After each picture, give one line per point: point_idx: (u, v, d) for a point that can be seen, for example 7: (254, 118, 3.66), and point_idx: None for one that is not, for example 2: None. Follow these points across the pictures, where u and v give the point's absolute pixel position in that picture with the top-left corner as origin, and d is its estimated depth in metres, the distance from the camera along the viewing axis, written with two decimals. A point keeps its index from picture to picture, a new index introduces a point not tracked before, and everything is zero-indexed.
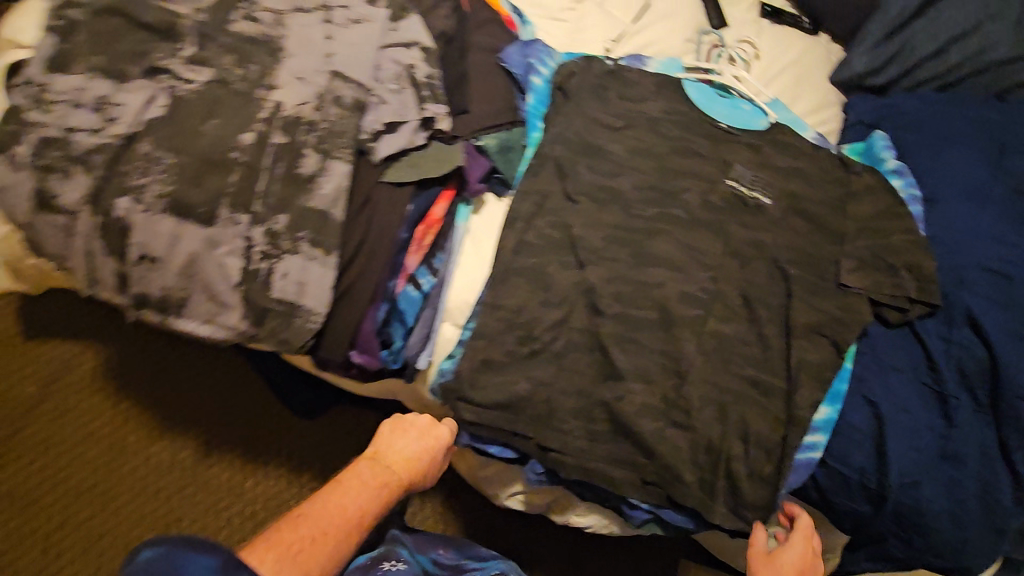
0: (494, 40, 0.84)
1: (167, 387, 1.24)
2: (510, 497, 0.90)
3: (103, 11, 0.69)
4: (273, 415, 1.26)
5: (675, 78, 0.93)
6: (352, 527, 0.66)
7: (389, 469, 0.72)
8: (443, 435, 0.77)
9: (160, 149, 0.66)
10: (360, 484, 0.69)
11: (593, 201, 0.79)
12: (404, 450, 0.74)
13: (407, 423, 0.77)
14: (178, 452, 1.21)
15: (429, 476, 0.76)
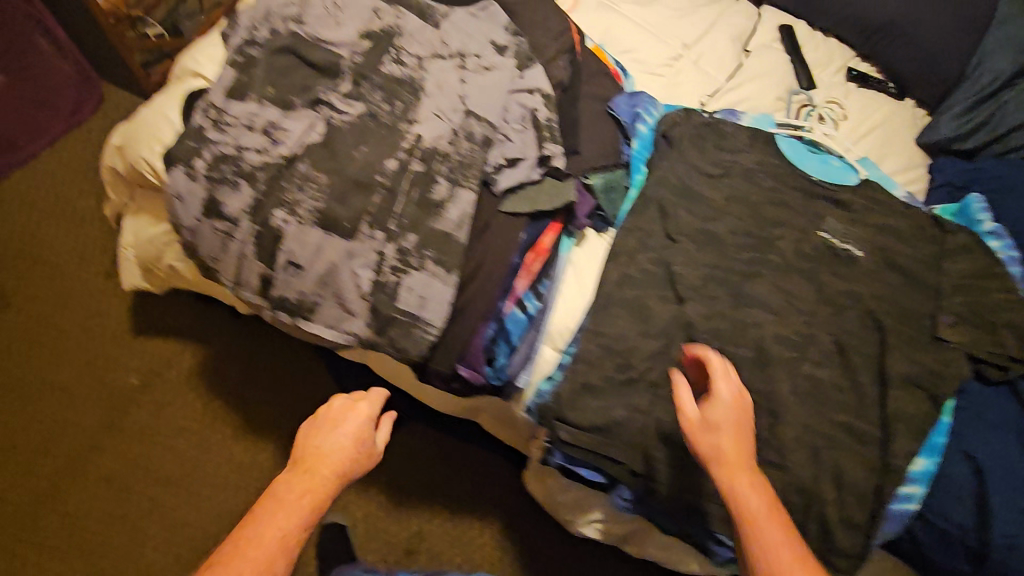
0: (604, 90, 0.92)
1: (255, 389, 1.31)
2: (587, 524, 0.93)
3: (276, 49, 0.79)
4: None
5: (768, 132, 0.98)
6: (279, 550, 0.60)
7: (308, 476, 0.66)
8: (362, 410, 0.72)
9: (316, 170, 0.75)
10: (278, 506, 0.63)
11: (692, 242, 0.84)
12: (327, 445, 0.69)
13: (320, 419, 0.72)
14: (258, 453, 1.27)
15: (366, 458, 0.71)
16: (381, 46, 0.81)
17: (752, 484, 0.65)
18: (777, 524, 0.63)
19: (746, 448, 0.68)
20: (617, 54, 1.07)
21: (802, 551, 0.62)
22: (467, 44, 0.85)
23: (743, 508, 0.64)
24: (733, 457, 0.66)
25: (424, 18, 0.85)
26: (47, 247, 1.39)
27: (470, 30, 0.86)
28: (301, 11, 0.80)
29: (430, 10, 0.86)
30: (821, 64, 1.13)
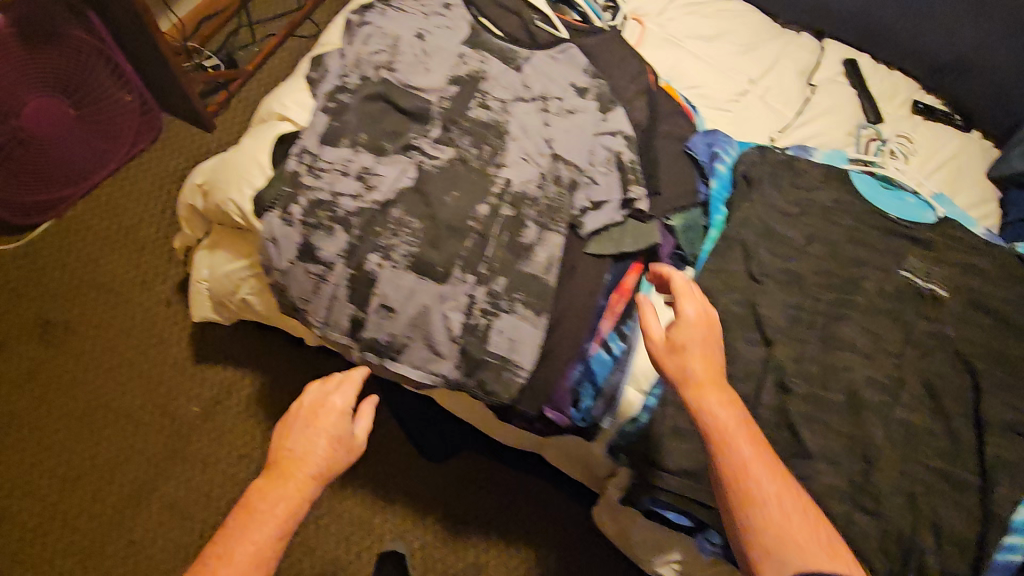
0: (680, 129, 0.92)
1: None
2: (664, 564, 0.91)
3: (368, 96, 0.80)
4: (402, 454, 1.31)
5: (842, 169, 0.98)
6: (252, 564, 0.61)
7: (278, 484, 0.66)
8: (335, 405, 0.72)
9: (409, 215, 0.76)
10: (250, 519, 0.64)
11: (776, 283, 0.84)
12: (301, 449, 0.69)
13: (294, 417, 0.72)
14: None
15: (344, 454, 0.71)
16: (468, 91, 0.83)
17: (722, 401, 0.68)
18: (746, 437, 0.67)
19: (716, 367, 0.71)
20: (683, 90, 1.08)
21: (770, 459, 0.66)
22: (548, 86, 0.87)
23: (711, 418, 0.67)
24: (700, 373, 0.70)
25: (507, 63, 0.87)
26: (110, 277, 1.41)
27: (552, 73, 0.87)
28: (391, 57, 0.82)
29: (513, 54, 0.87)
30: (887, 96, 1.12)
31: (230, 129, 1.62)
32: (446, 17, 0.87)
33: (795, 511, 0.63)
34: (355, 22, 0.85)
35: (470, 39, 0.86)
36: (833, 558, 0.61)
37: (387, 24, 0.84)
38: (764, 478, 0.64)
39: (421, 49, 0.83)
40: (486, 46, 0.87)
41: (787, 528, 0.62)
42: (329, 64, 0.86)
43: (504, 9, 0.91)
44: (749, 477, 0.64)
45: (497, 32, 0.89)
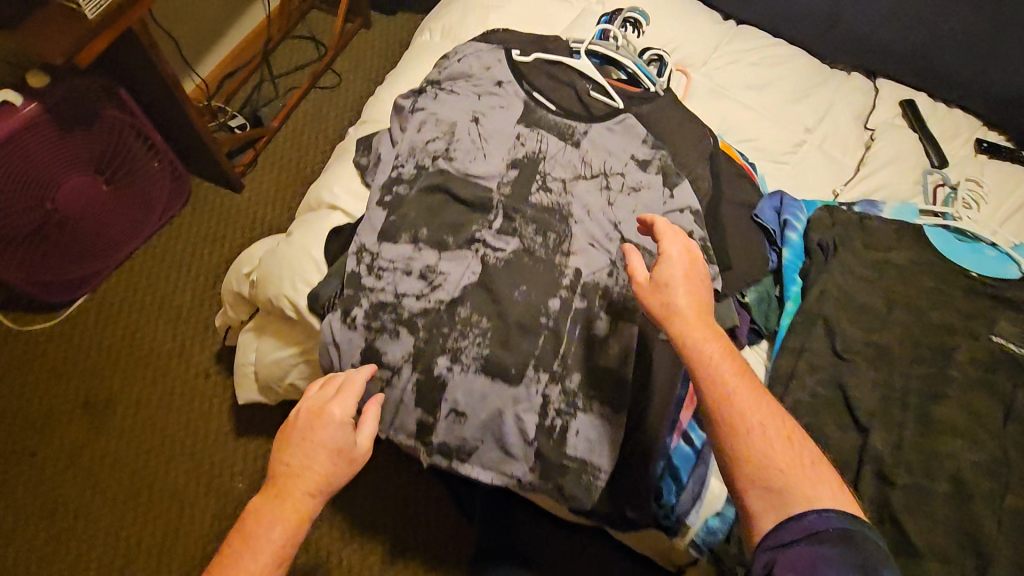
0: (746, 195, 0.88)
1: (359, 488, 1.28)
2: None
3: (426, 188, 0.77)
4: (450, 522, 1.27)
5: (915, 224, 0.93)
6: None
7: (275, 506, 0.61)
8: (333, 416, 0.65)
9: (477, 314, 0.73)
10: (244, 548, 0.58)
11: (863, 359, 0.79)
12: (297, 467, 0.63)
13: (291, 429, 0.66)
14: (366, 555, 1.24)
15: (347, 467, 0.65)
16: (528, 175, 0.79)
17: (707, 334, 0.66)
18: (732, 369, 0.64)
19: (701, 303, 0.69)
20: (736, 143, 1.04)
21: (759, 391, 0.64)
22: (609, 162, 0.83)
23: (694, 352, 0.65)
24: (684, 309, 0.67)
25: (565, 139, 0.83)
26: (148, 349, 1.38)
27: (611, 147, 0.84)
28: (447, 143, 0.79)
29: (570, 130, 0.84)
30: (948, 135, 1.07)
31: (260, 188, 1.60)
32: (499, 96, 0.83)
33: (780, 441, 0.61)
34: (407, 107, 0.82)
35: (525, 118, 0.83)
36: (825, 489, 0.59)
37: (440, 108, 0.81)
38: (748, 409, 0.62)
39: (477, 131, 0.80)
40: (542, 124, 0.83)
41: (770, 455, 0.60)
42: (381, 150, 0.83)
43: (557, 81, 0.87)
44: (734, 410, 0.62)
45: (551, 105, 0.85)
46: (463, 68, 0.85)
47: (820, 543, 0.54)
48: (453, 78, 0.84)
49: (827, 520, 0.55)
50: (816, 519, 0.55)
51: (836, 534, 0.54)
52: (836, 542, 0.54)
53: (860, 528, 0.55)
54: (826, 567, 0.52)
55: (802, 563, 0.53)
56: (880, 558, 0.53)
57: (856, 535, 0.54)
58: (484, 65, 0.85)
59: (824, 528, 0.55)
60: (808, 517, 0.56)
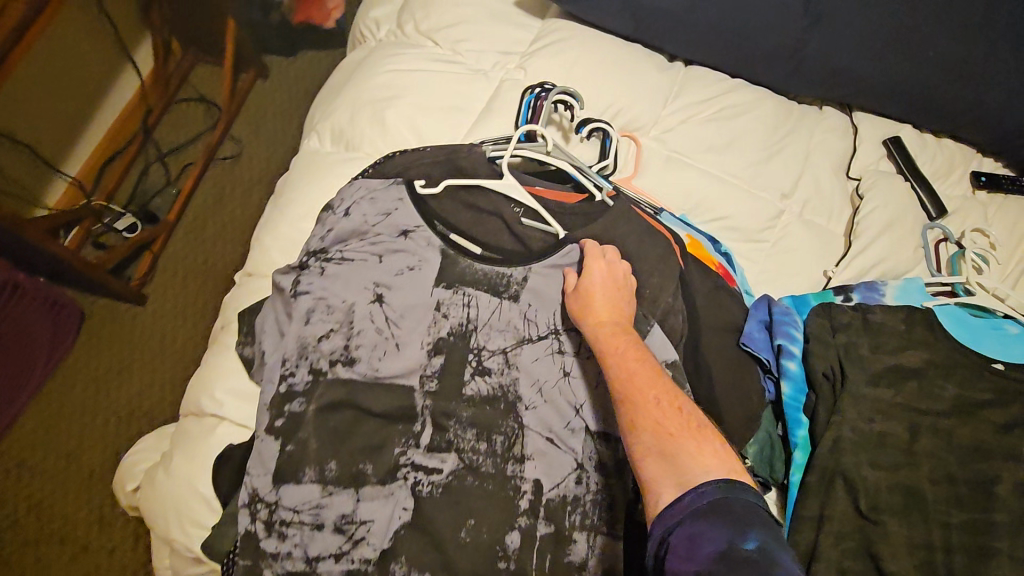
0: (726, 316, 0.72)
1: None
2: None
3: (331, 406, 0.60)
4: None
5: (926, 309, 0.78)
6: None
7: None
8: None
9: (417, 570, 0.57)
10: None
11: (892, 515, 0.65)
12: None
13: None
14: None
15: None
16: (457, 358, 0.63)
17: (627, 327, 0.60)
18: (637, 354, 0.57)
19: (622, 298, 0.62)
20: (704, 224, 0.88)
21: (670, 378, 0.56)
22: (560, 315, 0.65)
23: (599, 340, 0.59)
24: (597, 306, 0.61)
25: (498, 294, 0.65)
26: (62, 519, 1.18)
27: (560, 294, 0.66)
28: (346, 338, 0.62)
29: (504, 280, 0.65)
30: (941, 174, 0.92)
31: (165, 297, 1.37)
32: (406, 252, 0.65)
33: (674, 415, 0.52)
34: (287, 288, 0.64)
35: (443, 277, 0.65)
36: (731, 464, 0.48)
37: (331, 285, 0.63)
38: (646, 384, 0.54)
39: (383, 315, 0.63)
40: (467, 279, 0.65)
41: (666, 428, 0.51)
42: (265, 343, 0.64)
43: (479, 212, 0.69)
44: (631, 383, 0.55)
45: (475, 249, 0.66)
46: (354, 219, 0.66)
47: (700, 519, 0.44)
48: (343, 235, 0.66)
49: (704, 490, 0.45)
50: (697, 492, 0.45)
51: (712, 505, 0.44)
52: (713, 515, 0.44)
53: (747, 494, 0.45)
54: (704, 544, 0.42)
55: (680, 547, 0.43)
56: (760, 522, 0.43)
57: (734, 499, 0.45)
58: (381, 211, 0.66)
59: (703, 499, 0.45)
60: (687, 494, 0.46)
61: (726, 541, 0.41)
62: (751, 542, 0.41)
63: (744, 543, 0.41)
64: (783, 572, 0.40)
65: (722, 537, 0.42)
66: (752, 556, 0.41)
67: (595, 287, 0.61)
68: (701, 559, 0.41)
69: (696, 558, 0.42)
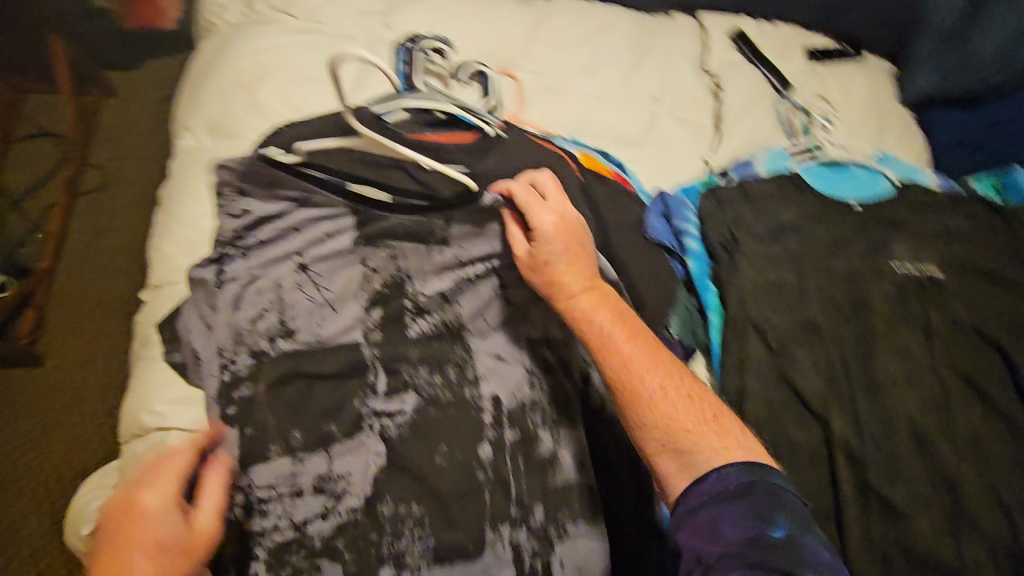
0: (628, 214, 0.79)
1: None
2: None
3: (281, 380, 0.61)
4: None
5: (791, 172, 0.89)
6: None
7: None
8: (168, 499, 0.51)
9: (404, 503, 0.60)
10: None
11: (796, 345, 0.76)
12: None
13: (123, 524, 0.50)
14: None
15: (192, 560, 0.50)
16: (394, 308, 0.65)
17: (604, 300, 0.63)
18: (628, 339, 0.62)
19: (584, 262, 0.64)
20: (593, 140, 0.94)
21: (660, 353, 0.63)
22: (491, 254, 0.68)
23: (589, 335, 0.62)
24: (574, 292, 0.63)
25: (425, 242, 0.67)
26: None
27: (487, 234, 0.68)
28: (280, 315, 0.62)
29: (427, 226, 0.67)
30: (782, 53, 1.03)
31: (66, 352, 1.26)
32: (318, 221, 0.66)
33: (682, 403, 0.60)
34: (205, 281, 0.63)
35: (360, 234, 0.66)
36: (735, 439, 0.59)
37: (253, 271, 0.63)
38: (648, 376, 0.60)
39: (314, 287, 0.64)
40: (389, 234, 0.66)
41: (678, 419, 0.59)
42: (191, 345, 0.62)
43: (370, 163, 0.68)
44: (634, 376, 0.60)
45: (382, 196, 0.66)
46: (257, 200, 0.65)
47: (725, 506, 0.53)
48: (248, 218, 0.65)
49: (730, 476, 0.55)
50: (721, 479, 0.55)
51: (737, 489, 0.54)
52: (736, 499, 0.54)
53: (764, 479, 0.55)
54: (729, 528, 0.52)
55: (706, 527, 0.53)
56: (784, 507, 0.53)
57: (756, 484, 0.54)
58: (281, 187, 0.66)
59: (726, 488, 0.54)
60: (711, 479, 0.55)
61: (753, 530, 0.51)
62: (778, 531, 0.51)
63: (771, 531, 0.51)
64: (805, 552, 0.50)
65: (751, 526, 0.52)
66: (777, 541, 0.51)
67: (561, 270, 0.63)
68: (727, 540, 0.51)
69: (720, 537, 0.52)
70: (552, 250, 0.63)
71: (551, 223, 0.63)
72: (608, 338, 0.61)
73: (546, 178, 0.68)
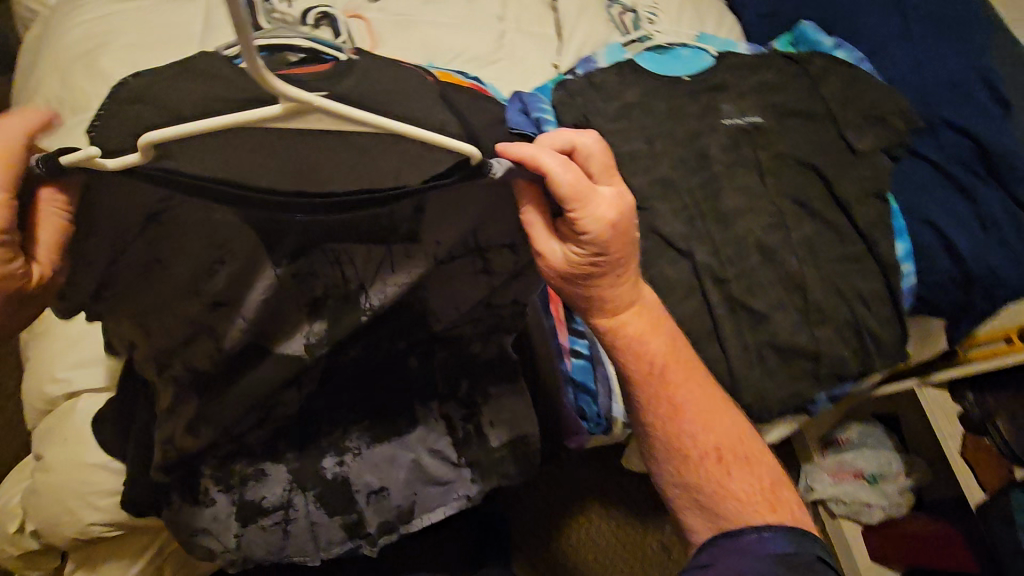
0: (490, 114, 0.86)
1: None
2: (772, 431, 0.98)
3: None
4: (548, 501, 1.39)
5: (627, 60, 1.00)
6: None
7: None
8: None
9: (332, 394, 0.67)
10: None
11: (655, 199, 0.87)
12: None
13: None
14: None
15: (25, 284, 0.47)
16: (344, 315, 0.57)
17: (652, 328, 0.65)
18: (691, 397, 0.68)
19: (626, 278, 0.61)
20: (450, 63, 0.99)
21: (721, 410, 0.69)
22: (467, 233, 0.56)
23: (656, 392, 0.67)
24: (645, 349, 0.65)
25: (385, 237, 0.52)
26: None
27: (483, 215, 0.56)
28: (218, 332, 0.56)
29: (383, 219, 0.51)
30: None
31: None
32: (221, 226, 0.49)
33: (735, 473, 0.65)
34: None
35: (286, 239, 0.50)
36: (783, 509, 0.64)
37: (162, 287, 0.53)
38: (710, 434, 0.67)
39: (244, 312, 0.54)
40: (331, 237, 0.51)
41: (727, 484, 0.65)
42: None
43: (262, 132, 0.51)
44: (693, 428, 0.67)
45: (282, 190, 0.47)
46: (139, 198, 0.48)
47: (757, 563, 0.58)
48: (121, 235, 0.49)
49: (771, 540, 0.59)
50: (761, 539, 0.60)
51: (775, 553, 0.58)
52: (769, 562, 0.57)
53: (810, 554, 0.58)
54: None
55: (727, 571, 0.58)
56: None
57: (800, 555, 0.58)
58: (153, 189, 0.46)
59: (764, 549, 0.59)
60: (752, 536, 0.60)
61: None
62: None
63: None
64: None
65: None
66: None
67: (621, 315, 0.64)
68: None
69: None
70: (601, 264, 0.56)
71: (609, 236, 0.53)
72: (671, 390, 0.67)
73: (595, 142, 0.54)
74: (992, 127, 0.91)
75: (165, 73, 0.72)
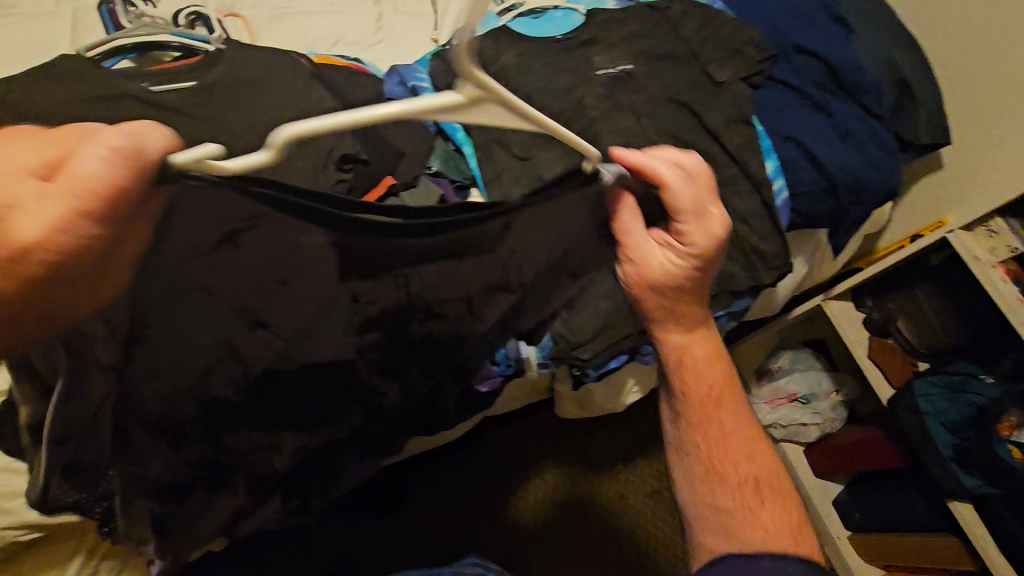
0: (369, 88, 0.90)
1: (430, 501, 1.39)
2: None
3: None
4: (507, 463, 1.44)
5: (501, 27, 1.06)
6: None
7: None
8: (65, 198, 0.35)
9: None
10: None
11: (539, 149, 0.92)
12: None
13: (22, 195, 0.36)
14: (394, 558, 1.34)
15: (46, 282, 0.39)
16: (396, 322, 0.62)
17: (709, 356, 0.74)
18: (736, 423, 0.74)
19: (693, 301, 0.71)
20: (331, 49, 1.02)
21: (761, 442, 0.75)
22: (542, 254, 0.62)
23: (710, 409, 0.74)
24: (703, 369, 0.73)
25: (460, 250, 0.55)
26: None
27: (564, 227, 0.61)
28: (242, 368, 0.57)
29: (463, 237, 0.53)
30: None
31: None
32: (298, 249, 0.48)
33: (763, 499, 0.71)
34: None
35: (365, 264, 0.52)
36: (800, 540, 0.69)
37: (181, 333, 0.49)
38: (747, 459, 0.73)
39: (279, 334, 0.55)
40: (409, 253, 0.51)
41: (755, 507, 0.70)
42: None
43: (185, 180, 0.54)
44: (731, 449, 0.73)
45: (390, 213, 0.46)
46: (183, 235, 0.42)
47: None
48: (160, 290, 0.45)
49: (785, 566, 0.65)
50: (778, 563, 0.65)
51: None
52: None
53: None
54: None
55: None
56: None
57: None
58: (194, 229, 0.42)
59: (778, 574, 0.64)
60: (768, 561, 0.65)
61: None
62: None
63: None
64: None
65: None
66: None
67: (689, 340, 0.73)
68: None
69: None
70: (694, 278, 0.67)
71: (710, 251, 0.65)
72: (722, 414, 0.74)
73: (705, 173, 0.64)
74: (836, 47, 1.00)
75: (32, 84, 0.74)
